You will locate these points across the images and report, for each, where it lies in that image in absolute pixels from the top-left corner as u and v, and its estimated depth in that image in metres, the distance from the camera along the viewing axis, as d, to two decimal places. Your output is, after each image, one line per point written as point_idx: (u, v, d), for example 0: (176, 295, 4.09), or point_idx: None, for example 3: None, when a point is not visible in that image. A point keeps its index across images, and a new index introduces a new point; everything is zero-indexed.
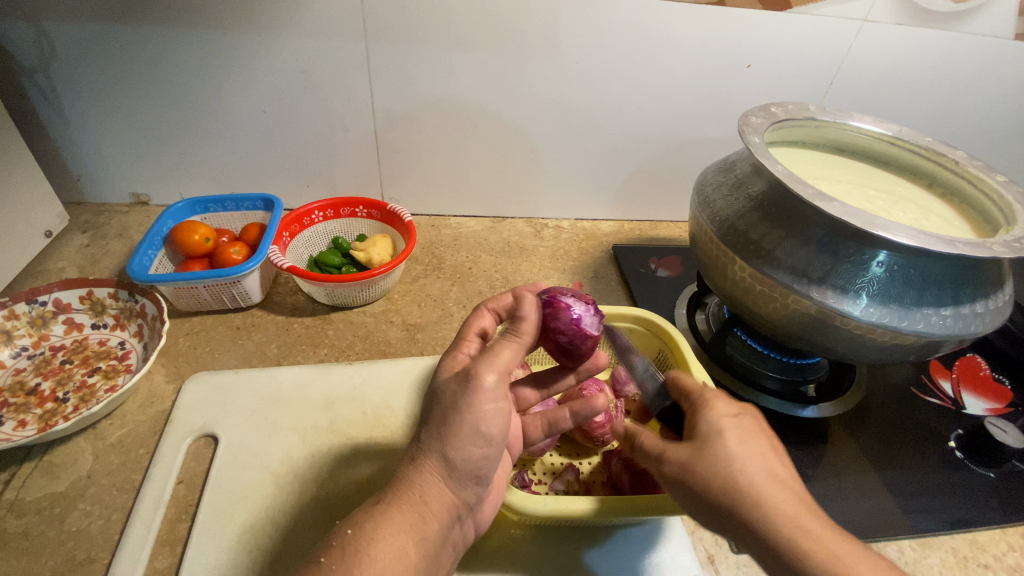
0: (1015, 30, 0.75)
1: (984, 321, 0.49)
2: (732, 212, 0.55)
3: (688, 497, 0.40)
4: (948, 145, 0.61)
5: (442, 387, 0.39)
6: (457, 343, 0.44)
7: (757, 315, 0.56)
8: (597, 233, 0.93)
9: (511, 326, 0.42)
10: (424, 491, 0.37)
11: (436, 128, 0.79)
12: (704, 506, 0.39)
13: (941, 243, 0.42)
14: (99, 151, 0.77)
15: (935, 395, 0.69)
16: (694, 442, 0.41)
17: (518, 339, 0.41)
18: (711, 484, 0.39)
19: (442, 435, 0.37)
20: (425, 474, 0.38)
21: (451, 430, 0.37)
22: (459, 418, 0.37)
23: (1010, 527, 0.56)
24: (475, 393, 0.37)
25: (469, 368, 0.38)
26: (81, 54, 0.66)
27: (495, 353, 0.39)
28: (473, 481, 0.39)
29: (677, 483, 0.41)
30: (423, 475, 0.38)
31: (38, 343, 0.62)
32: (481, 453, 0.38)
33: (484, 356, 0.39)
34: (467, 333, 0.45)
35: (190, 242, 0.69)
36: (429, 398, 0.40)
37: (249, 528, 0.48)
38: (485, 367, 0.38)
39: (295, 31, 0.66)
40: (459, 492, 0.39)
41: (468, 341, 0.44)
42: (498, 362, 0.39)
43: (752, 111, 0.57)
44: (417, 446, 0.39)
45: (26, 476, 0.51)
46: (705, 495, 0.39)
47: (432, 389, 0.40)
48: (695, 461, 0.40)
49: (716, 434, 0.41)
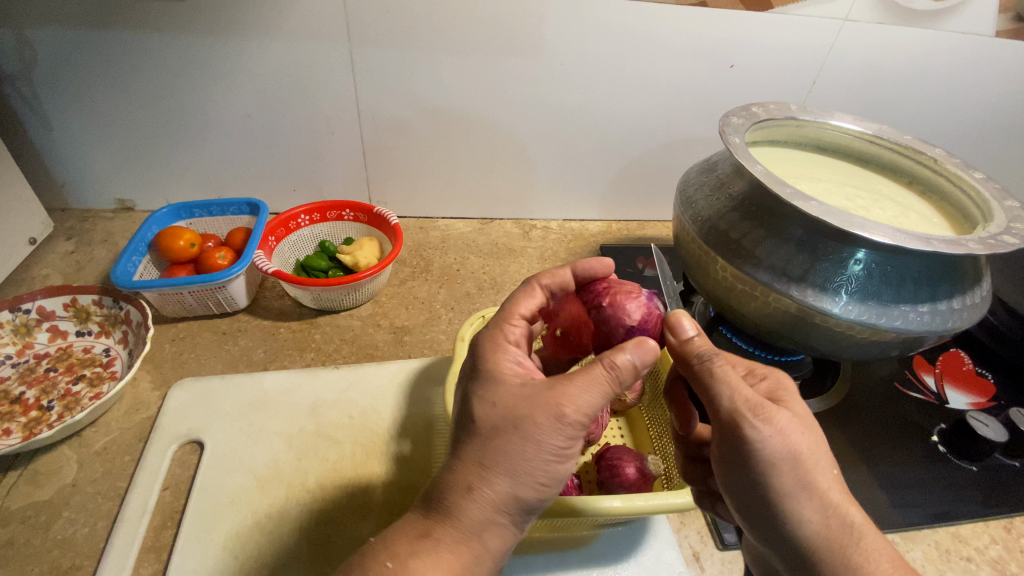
0: (996, 28, 0.75)
1: (961, 317, 0.50)
2: (713, 212, 0.55)
3: (764, 465, 0.36)
4: (926, 143, 0.61)
5: (516, 408, 0.36)
6: (502, 323, 0.42)
7: (738, 313, 0.57)
8: (585, 233, 0.94)
9: (621, 364, 0.37)
10: (483, 531, 0.35)
11: (424, 132, 0.79)
12: (787, 486, 0.36)
13: (917, 241, 0.43)
14: (83, 157, 0.77)
15: (918, 390, 0.69)
16: (792, 415, 0.38)
17: (620, 385, 0.38)
18: (808, 464, 0.36)
19: (513, 470, 0.35)
20: (486, 511, 0.35)
21: (521, 468, 0.35)
22: (533, 451, 0.35)
23: (992, 520, 0.57)
24: (556, 429, 0.35)
25: (557, 398, 0.35)
26: (63, 59, 0.66)
27: (586, 386, 0.36)
28: (532, 513, 0.38)
29: (771, 447, 0.36)
30: (483, 513, 0.35)
31: (22, 351, 0.61)
32: (549, 491, 0.36)
33: (579, 390, 0.36)
34: (512, 316, 0.42)
35: (175, 247, 0.69)
36: (491, 412, 0.36)
37: (235, 535, 0.49)
38: (571, 400, 0.36)
39: (277, 35, 0.66)
40: (518, 527, 0.37)
41: (513, 324, 0.42)
42: (587, 398, 0.36)
43: (734, 111, 0.58)
44: (476, 474, 0.35)
45: (11, 485, 0.50)
46: (796, 474, 0.36)
47: (499, 405, 0.36)
48: (798, 435, 0.37)
49: (811, 420, 0.39)
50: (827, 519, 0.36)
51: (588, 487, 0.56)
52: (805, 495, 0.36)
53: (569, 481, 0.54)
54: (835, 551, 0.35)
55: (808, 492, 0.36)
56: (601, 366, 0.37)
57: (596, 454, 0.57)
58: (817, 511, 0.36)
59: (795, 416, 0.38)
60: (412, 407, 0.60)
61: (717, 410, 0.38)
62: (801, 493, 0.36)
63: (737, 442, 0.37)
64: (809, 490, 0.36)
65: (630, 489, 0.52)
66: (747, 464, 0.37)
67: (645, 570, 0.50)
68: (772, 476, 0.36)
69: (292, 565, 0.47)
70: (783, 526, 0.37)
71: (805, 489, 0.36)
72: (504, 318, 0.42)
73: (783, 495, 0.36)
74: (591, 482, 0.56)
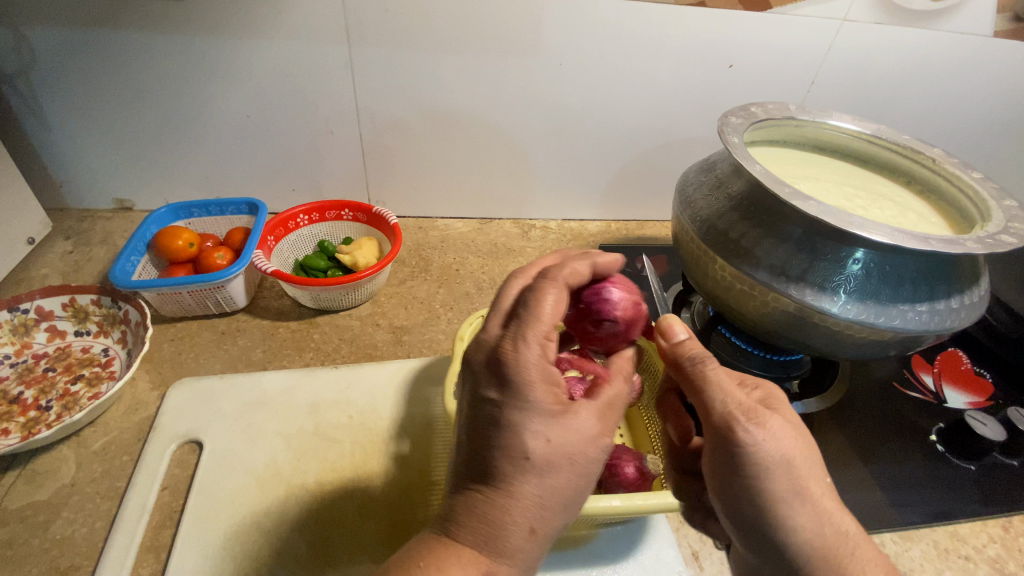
0: (994, 28, 0.75)
1: (959, 316, 0.50)
2: (712, 212, 0.55)
3: (758, 471, 0.36)
4: (925, 142, 0.61)
5: (570, 444, 0.35)
6: (539, 336, 0.35)
7: (737, 313, 0.57)
8: (584, 232, 0.94)
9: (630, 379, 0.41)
10: (537, 557, 0.36)
11: (422, 133, 0.79)
12: (780, 494, 0.36)
13: (915, 240, 0.43)
14: (82, 157, 0.77)
15: (916, 389, 0.70)
16: (785, 421, 0.38)
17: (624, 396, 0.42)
18: (800, 473, 0.37)
19: (566, 501, 0.36)
20: (536, 541, 0.35)
21: (569, 497, 0.36)
22: (580, 481, 0.36)
23: (990, 519, 0.57)
24: (599, 457, 0.37)
25: (604, 430, 0.37)
26: (61, 59, 0.66)
27: (616, 408, 0.38)
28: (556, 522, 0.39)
29: (766, 455, 0.36)
30: (537, 543, 0.35)
31: (20, 351, 0.61)
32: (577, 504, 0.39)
33: (613, 413, 0.38)
34: (549, 327, 0.36)
35: (174, 247, 0.69)
36: (547, 452, 0.34)
37: (234, 534, 0.49)
38: (611, 427, 0.37)
39: (276, 34, 0.66)
40: None
41: (550, 339, 0.36)
42: (616, 420, 0.38)
43: (733, 111, 0.58)
44: (534, 513, 0.35)
45: (9, 485, 0.50)
46: (790, 482, 0.36)
47: (553, 441, 0.34)
48: (790, 442, 0.37)
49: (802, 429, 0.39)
50: (819, 526, 0.36)
51: None
52: (797, 499, 0.36)
53: None
54: (829, 558, 0.36)
55: (800, 497, 0.36)
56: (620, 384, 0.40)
57: None
58: (810, 518, 0.36)
59: (787, 423, 0.38)
60: (411, 407, 0.60)
61: (709, 416, 0.38)
62: (794, 498, 0.36)
63: (730, 447, 0.37)
64: (802, 498, 0.36)
65: (628, 489, 0.52)
66: (741, 470, 0.37)
67: (643, 569, 0.50)
68: (766, 482, 0.36)
69: (291, 565, 0.47)
70: (777, 535, 0.37)
71: (798, 496, 0.36)
72: (541, 328, 0.36)
73: (777, 503, 0.36)
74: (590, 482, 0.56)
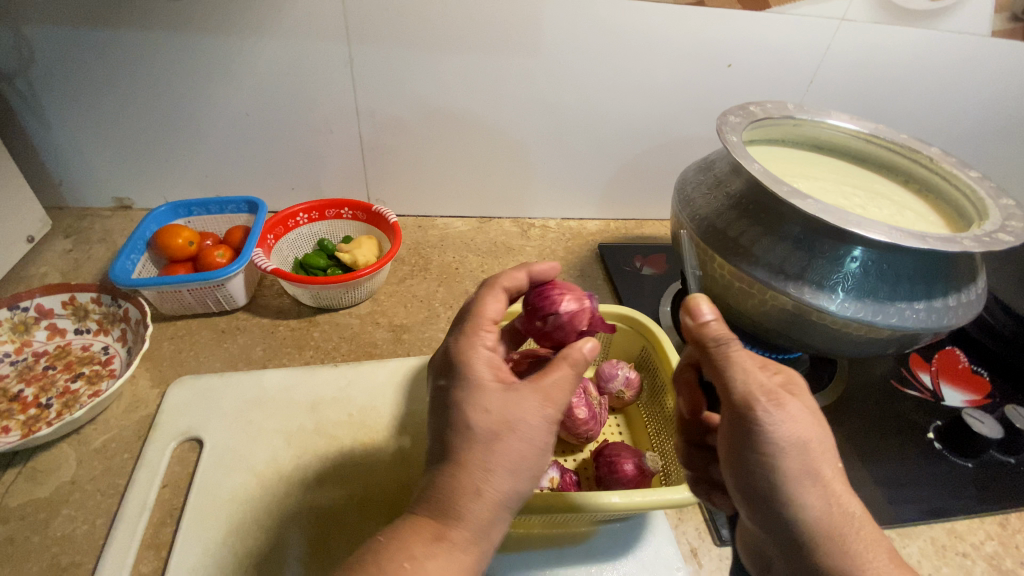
0: (991, 28, 0.76)
1: (957, 314, 0.50)
2: (710, 211, 0.56)
3: (775, 450, 0.36)
4: (922, 141, 0.62)
5: (509, 413, 0.36)
6: (478, 329, 0.41)
7: (736, 311, 0.57)
8: (584, 231, 0.94)
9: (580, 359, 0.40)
10: (488, 525, 0.35)
11: (422, 132, 0.80)
12: (793, 474, 0.37)
13: (913, 238, 0.43)
14: (81, 156, 0.77)
15: (914, 387, 0.70)
16: (802, 405, 0.38)
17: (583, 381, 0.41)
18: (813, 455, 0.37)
19: (514, 468, 0.36)
20: (490, 507, 0.35)
21: (517, 463, 0.36)
22: (526, 448, 0.36)
23: (987, 516, 0.57)
24: (542, 427, 0.37)
25: (546, 402, 0.37)
26: (60, 58, 0.66)
27: (560, 386, 0.39)
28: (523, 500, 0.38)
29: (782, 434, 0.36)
30: (490, 511, 0.35)
31: (21, 349, 0.61)
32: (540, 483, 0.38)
33: (554, 391, 0.38)
34: (486, 321, 0.41)
35: (174, 245, 0.69)
36: (487, 421, 0.36)
37: (235, 532, 0.49)
38: (553, 399, 0.38)
39: (276, 33, 0.66)
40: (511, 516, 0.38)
41: (485, 330, 0.41)
42: (564, 398, 0.38)
43: (731, 110, 0.58)
44: (483, 478, 0.35)
45: (9, 482, 0.50)
46: (803, 463, 0.37)
47: (491, 410, 0.36)
48: (806, 424, 0.37)
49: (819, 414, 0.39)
50: (828, 508, 0.37)
51: (587, 484, 0.57)
52: (808, 483, 0.37)
53: (568, 477, 0.54)
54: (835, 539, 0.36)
55: (812, 480, 0.37)
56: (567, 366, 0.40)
57: (594, 451, 0.57)
58: (820, 499, 0.37)
59: (805, 405, 0.38)
60: (410, 405, 0.60)
61: (731, 395, 0.38)
62: (806, 480, 0.37)
63: (750, 424, 0.37)
64: (814, 479, 0.37)
65: (628, 486, 0.52)
66: (757, 448, 0.37)
67: (643, 565, 0.50)
68: (781, 461, 0.36)
69: (292, 562, 0.47)
70: (786, 514, 0.37)
71: (810, 477, 0.37)
72: (479, 323, 0.41)
73: (791, 483, 0.37)
74: (590, 479, 0.57)
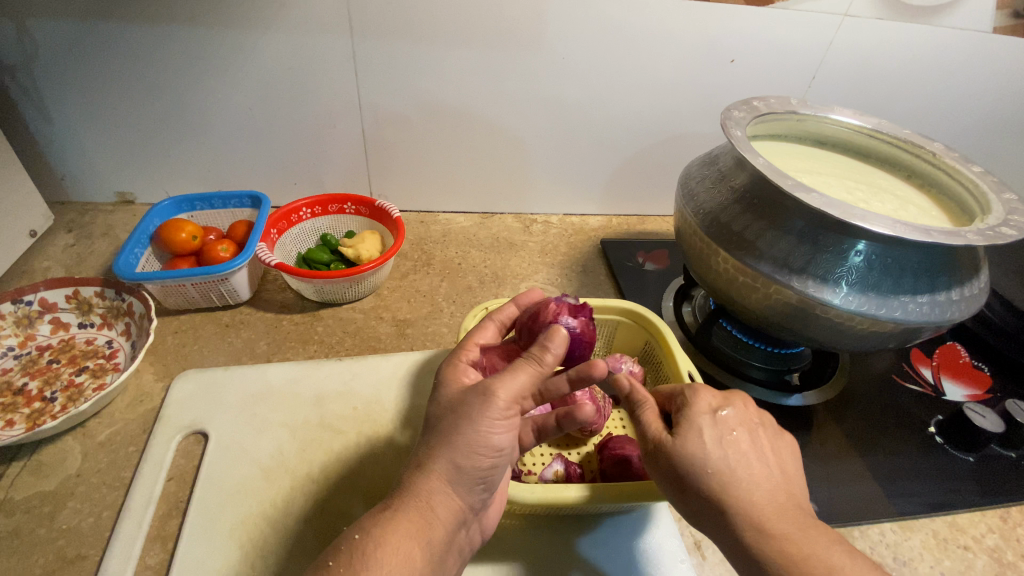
0: (994, 24, 0.76)
1: (959, 308, 0.50)
2: (715, 205, 0.56)
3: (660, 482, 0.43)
4: (925, 137, 0.62)
5: (453, 398, 0.40)
6: (460, 349, 0.47)
7: (739, 305, 0.57)
8: (586, 227, 0.94)
9: (537, 352, 0.40)
10: (431, 498, 0.37)
11: (424, 127, 0.79)
12: (677, 497, 0.42)
13: (916, 232, 0.43)
14: (84, 150, 0.76)
15: (915, 382, 0.70)
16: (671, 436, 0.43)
17: (541, 370, 0.40)
18: (681, 475, 0.41)
19: (452, 442, 0.38)
20: (431, 479, 0.38)
21: (459, 440, 0.37)
22: (466, 425, 0.38)
23: (989, 509, 0.58)
24: (486, 409, 0.38)
25: (486, 383, 0.39)
26: (62, 51, 0.66)
27: (510, 374, 0.39)
28: (481, 486, 0.39)
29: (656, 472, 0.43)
30: (430, 482, 0.37)
31: (24, 343, 0.61)
32: (489, 466, 0.38)
33: (500, 375, 0.39)
34: (467, 342, 0.48)
35: (178, 240, 0.69)
36: (438, 407, 0.41)
37: (241, 524, 0.49)
38: (497, 382, 0.39)
39: (279, 27, 0.66)
40: (467, 498, 0.39)
41: (467, 348, 0.47)
42: (513, 384, 0.39)
43: (735, 104, 0.58)
44: (425, 452, 0.39)
45: (15, 475, 0.50)
46: (678, 485, 0.42)
47: (442, 400, 0.41)
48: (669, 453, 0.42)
49: (694, 432, 0.42)
50: (711, 513, 0.40)
51: (592, 477, 0.57)
52: (689, 498, 0.41)
53: (573, 470, 0.55)
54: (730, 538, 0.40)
55: (689, 496, 0.41)
56: (521, 358, 0.41)
57: (598, 444, 0.58)
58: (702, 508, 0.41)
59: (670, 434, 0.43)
60: (415, 399, 0.61)
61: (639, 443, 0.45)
62: (686, 496, 0.41)
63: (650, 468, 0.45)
64: (690, 495, 0.41)
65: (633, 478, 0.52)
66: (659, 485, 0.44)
67: (648, 557, 0.50)
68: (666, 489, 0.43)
69: (298, 554, 0.47)
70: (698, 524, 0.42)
71: (687, 494, 0.41)
72: (463, 345, 0.47)
73: (678, 501, 0.42)
74: (595, 471, 0.57)
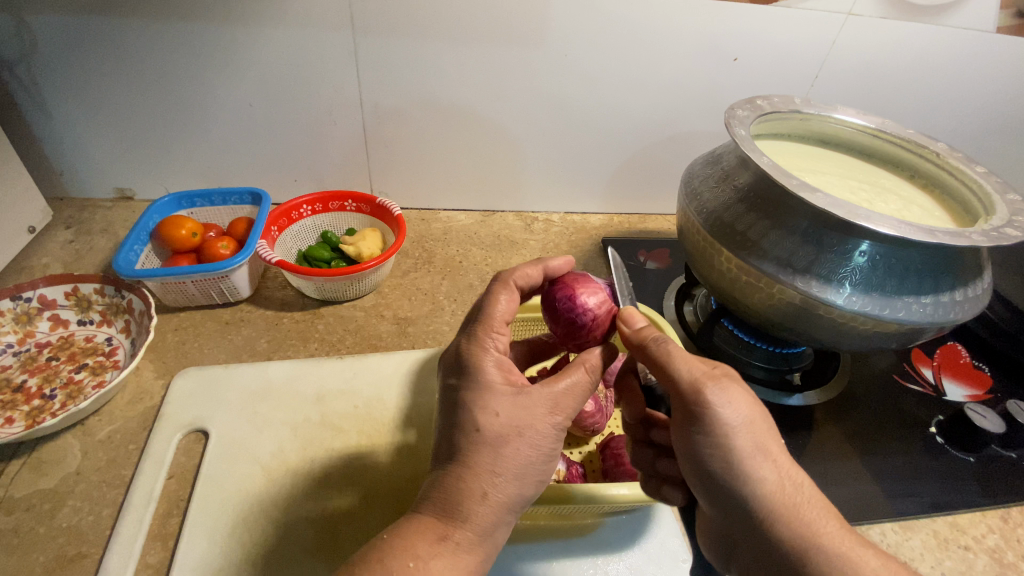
0: (997, 24, 0.76)
1: (963, 309, 0.50)
2: (718, 204, 0.56)
3: (726, 430, 0.38)
4: (929, 137, 0.62)
5: (517, 418, 0.38)
6: (487, 331, 0.42)
7: (742, 305, 0.57)
8: (587, 225, 0.94)
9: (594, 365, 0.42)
10: (495, 530, 0.37)
11: (426, 124, 0.79)
12: (745, 453, 0.38)
13: (921, 232, 0.43)
14: (82, 146, 0.76)
15: (916, 382, 0.70)
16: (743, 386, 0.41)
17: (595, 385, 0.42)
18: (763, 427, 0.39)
19: (521, 473, 0.37)
20: (497, 513, 0.37)
21: (529, 471, 0.37)
22: (535, 455, 0.38)
23: (990, 510, 0.58)
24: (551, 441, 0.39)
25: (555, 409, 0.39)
26: (60, 44, 0.65)
27: (572, 393, 0.40)
28: None
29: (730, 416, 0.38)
30: (496, 515, 0.37)
31: (23, 340, 0.61)
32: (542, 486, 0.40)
33: (568, 394, 0.40)
34: (496, 322, 0.43)
35: (177, 236, 0.69)
36: (494, 424, 0.37)
37: (241, 522, 0.49)
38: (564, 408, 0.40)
39: (281, 22, 0.65)
40: None
41: (495, 330, 0.42)
42: (573, 406, 0.40)
43: (739, 103, 0.58)
44: (489, 481, 0.36)
45: (15, 473, 0.50)
46: (754, 438, 0.39)
47: (503, 415, 0.37)
48: (749, 404, 0.40)
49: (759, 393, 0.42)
50: (778, 477, 0.39)
51: (593, 476, 0.57)
52: (760, 456, 0.39)
53: (573, 470, 0.54)
54: (787, 504, 0.38)
55: (762, 454, 0.39)
56: (581, 369, 0.41)
57: (599, 444, 0.58)
58: (773, 471, 0.39)
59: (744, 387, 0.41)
60: (416, 397, 0.60)
61: (680, 386, 0.40)
62: (758, 455, 0.39)
63: (702, 412, 0.39)
64: (763, 452, 0.39)
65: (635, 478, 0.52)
66: (711, 436, 0.39)
67: (648, 555, 0.50)
68: (735, 440, 0.38)
69: (298, 554, 0.47)
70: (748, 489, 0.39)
71: (760, 452, 0.39)
72: (490, 325, 0.43)
73: (742, 457, 0.38)
74: (596, 471, 0.57)
